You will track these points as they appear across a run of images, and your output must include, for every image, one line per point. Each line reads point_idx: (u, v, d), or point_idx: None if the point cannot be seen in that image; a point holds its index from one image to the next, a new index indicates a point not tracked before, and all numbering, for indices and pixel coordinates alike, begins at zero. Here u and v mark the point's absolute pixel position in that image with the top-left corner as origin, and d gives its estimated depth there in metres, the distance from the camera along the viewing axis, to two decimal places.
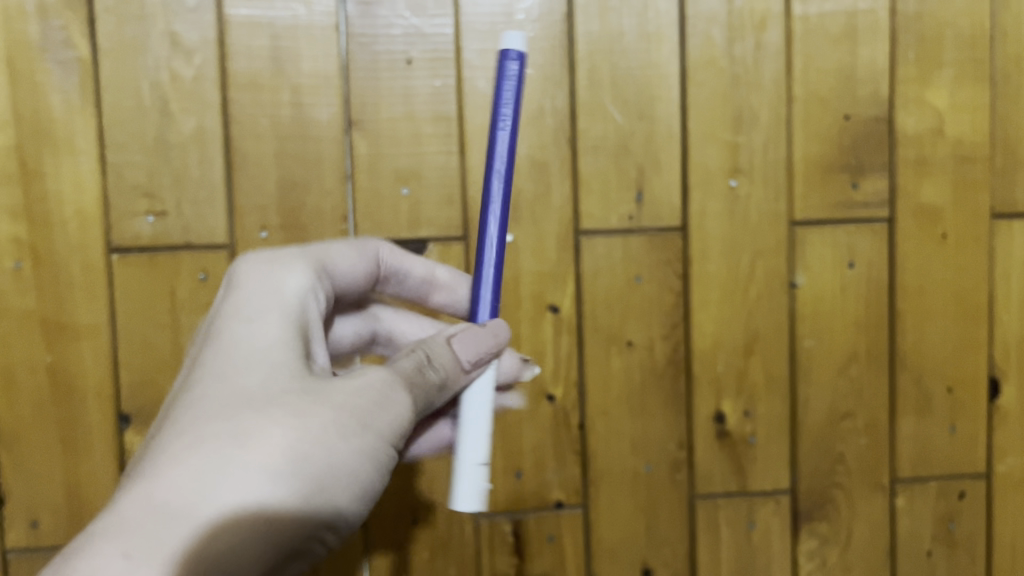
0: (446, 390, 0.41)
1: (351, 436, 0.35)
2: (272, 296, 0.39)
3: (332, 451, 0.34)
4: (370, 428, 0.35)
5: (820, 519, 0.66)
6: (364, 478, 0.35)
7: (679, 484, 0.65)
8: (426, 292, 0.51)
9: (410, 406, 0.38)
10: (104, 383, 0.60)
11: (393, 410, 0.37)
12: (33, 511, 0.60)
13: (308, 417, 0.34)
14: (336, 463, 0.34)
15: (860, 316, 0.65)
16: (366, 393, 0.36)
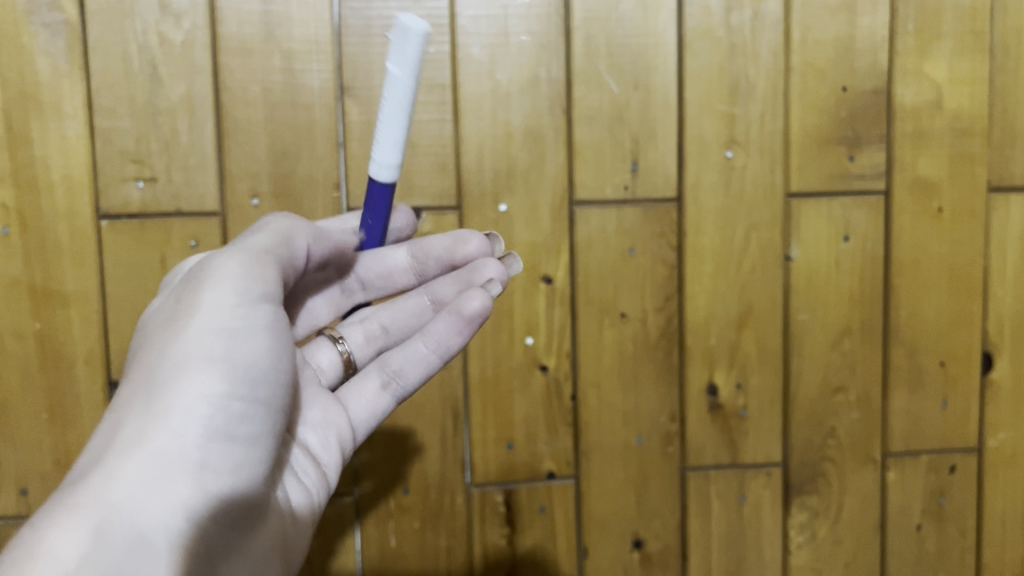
0: (292, 237, 0.42)
1: (188, 328, 0.38)
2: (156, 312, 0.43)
3: (180, 352, 0.37)
4: (199, 310, 0.38)
5: (811, 493, 0.67)
6: (224, 349, 0.38)
7: (671, 456, 0.65)
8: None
9: (243, 261, 0.39)
10: (94, 351, 0.60)
11: (221, 278, 0.39)
12: (23, 479, 0.60)
13: (149, 354, 0.37)
14: (186, 360, 0.37)
15: (854, 290, 0.65)
16: (191, 294, 0.39)
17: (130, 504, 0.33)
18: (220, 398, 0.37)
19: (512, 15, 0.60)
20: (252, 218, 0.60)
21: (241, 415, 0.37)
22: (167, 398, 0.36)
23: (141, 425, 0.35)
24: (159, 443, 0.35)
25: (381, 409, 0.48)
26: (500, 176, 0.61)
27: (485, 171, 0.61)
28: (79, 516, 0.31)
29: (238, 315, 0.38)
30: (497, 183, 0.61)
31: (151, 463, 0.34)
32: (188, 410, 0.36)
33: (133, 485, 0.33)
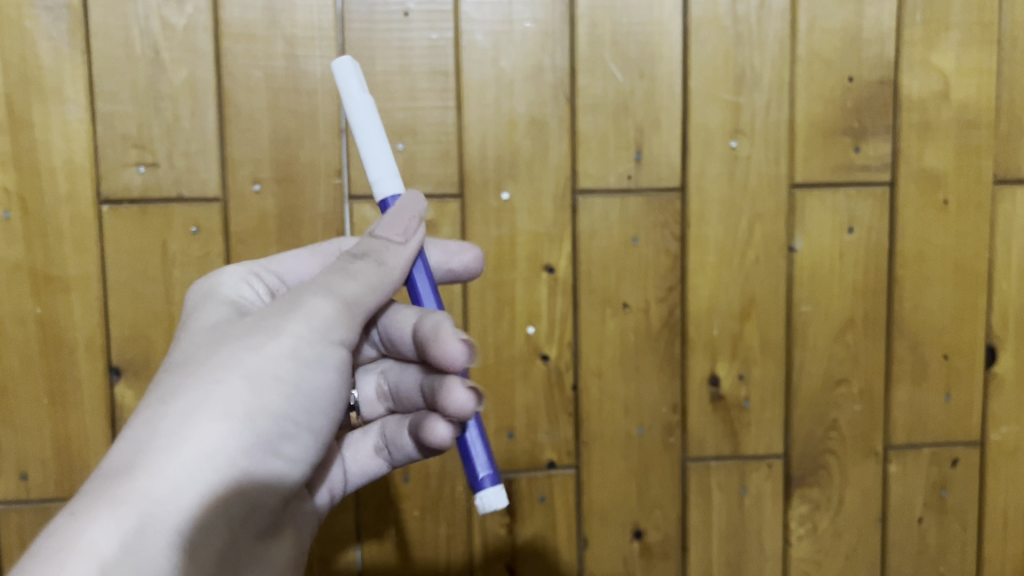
0: (391, 267, 0.41)
1: (262, 343, 0.37)
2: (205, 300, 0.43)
3: (248, 363, 0.36)
4: (280, 335, 0.37)
5: (812, 485, 0.66)
6: (293, 375, 0.37)
7: (672, 447, 0.65)
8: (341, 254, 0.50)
9: (327, 297, 0.39)
10: (94, 336, 0.60)
11: (303, 310, 0.38)
12: (23, 463, 0.60)
13: (218, 354, 0.37)
14: (252, 375, 0.36)
15: (858, 281, 0.65)
16: (274, 310, 0.39)
17: (172, 501, 0.32)
18: (273, 421, 0.36)
19: (516, 2, 0.59)
20: (253, 204, 0.59)
21: (288, 440, 0.37)
22: (231, 412, 0.35)
23: (202, 426, 0.34)
24: (214, 453, 0.34)
25: (373, 470, 0.49)
26: (502, 164, 0.61)
27: (488, 159, 0.60)
28: (131, 505, 0.31)
29: (317, 351, 0.38)
30: (499, 171, 0.61)
31: (206, 470, 0.34)
32: (245, 426, 0.35)
33: (182, 489, 0.33)
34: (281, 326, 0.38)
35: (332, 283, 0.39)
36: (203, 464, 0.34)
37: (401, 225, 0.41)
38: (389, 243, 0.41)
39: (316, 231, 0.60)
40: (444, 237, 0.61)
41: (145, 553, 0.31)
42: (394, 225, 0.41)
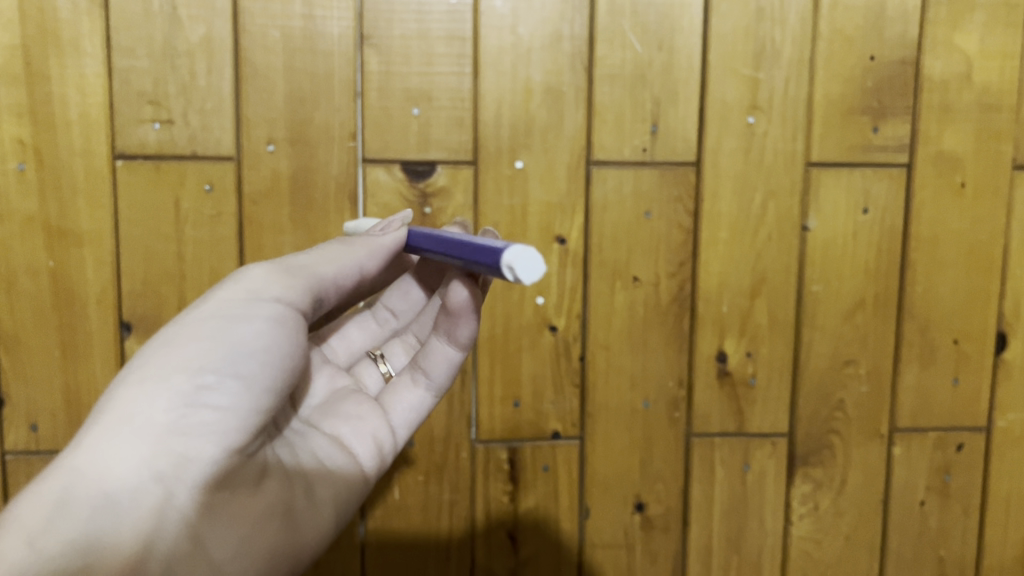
0: (355, 247, 0.44)
1: (189, 316, 0.39)
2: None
3: (173, 333, 0.38)
4: (206, 304, 0.40)
5: (815, 464, 0.66)
6: (218, 333, 0.38)
7: (677, 422, 0.65)
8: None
9: (263, 271, 0.41)
10: (106, 290, 0.60)
11: (234, 285, 0.41)
12: (32, 414, 0.60)
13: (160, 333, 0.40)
14: (174, 340, 0.38)
15: (870, 263, 0.64)
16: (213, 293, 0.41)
17: (92, 463, 0.35)
18: (195, 373, 0.37)
19: None
20: (267, 164, 0.59)
21: (217, 389, 0.37)
22: (150, 373, 0.37)
23: (121, 389, 0.37)
24: (130, 410, 0.36)
25: (419, 405, 0.48)
26: (518, 133, 0.60)
27: (503, 127, 0.60)
28: (55, 476, 0.35)
29: (243, 308, 0.39)
30: (514, 140, 0.60)
31: (117, 429, 0.35)
32: (163, 382, 0.37)
33: (100, 448, 0.35)
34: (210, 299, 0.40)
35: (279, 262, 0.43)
36: (115, 425, 0.36)
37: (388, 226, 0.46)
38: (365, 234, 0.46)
39: (329, 193, 0.60)
40: (458, 205, 0.61)
41: (67, 512, 0.34)
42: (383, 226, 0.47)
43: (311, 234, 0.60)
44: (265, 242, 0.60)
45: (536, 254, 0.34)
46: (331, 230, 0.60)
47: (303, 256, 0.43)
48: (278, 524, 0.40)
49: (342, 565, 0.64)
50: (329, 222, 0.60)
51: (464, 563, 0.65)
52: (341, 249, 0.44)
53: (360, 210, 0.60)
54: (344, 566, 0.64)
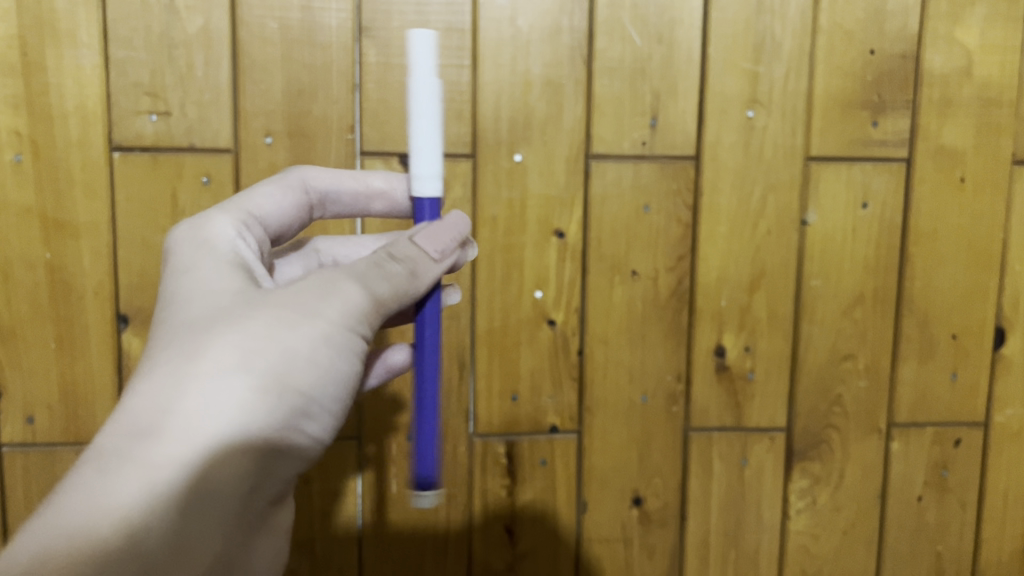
0: (422, 280, 0.41)
1: (301, 328, 0.36)
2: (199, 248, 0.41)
3: (284, 342, 0.36)
4: (311, 317, 0.37)
5: (813, 459, 0.66)
6: (328, 361, 0.37)
7: (675, 416, 0.65)
8: (365, 202, 0.52)
9: (361, 291, 0.38)
10: (103, 283, 0.60)
11: (341, 302, 0.38)
12: (29, 407, 0.60)
13: (251, 322, 0.36)
14: (282, 353, 0.35)
15: (869, 257, 0.64)
16: (305, 290, 0.38)
17: (200, 479, 0.32)
18: (303, 403, 0.36)
19: None
20: (265, 157, 0.59)
21: (315, 419, 0.37)
22: (262, 386, 0.35)
23: (228, 395, 0.34)
24: (238, 426, 0.34)
25: None
26: (516, 126, 0.60)
27: (502, 119, 0.60)
28: (157, 479, 0.31)
29: (344, 338, 0.37)
30: (513, 133, 0.60)
31: (240, 448, 0.33)
32: (279, 406, 0.35)
33: (210, 463, 0.33)
34: (310, 309, 0.37)
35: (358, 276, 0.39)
36: (234, 442, 0.33)
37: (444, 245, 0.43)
38: (429, 256, 0.42)
39: None
40: (456, 198, 0.61)
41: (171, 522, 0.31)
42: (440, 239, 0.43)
43: None
44: None
45: (435, 501, 0.47)
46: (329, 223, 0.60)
47: (378, 270, 0.40)
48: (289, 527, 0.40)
49: (340, 558, 0.64)
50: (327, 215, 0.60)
51: (461, 556, 0.65)
52: (408, 279, 0.41)
53: None
54: (341, 559, 0.64)
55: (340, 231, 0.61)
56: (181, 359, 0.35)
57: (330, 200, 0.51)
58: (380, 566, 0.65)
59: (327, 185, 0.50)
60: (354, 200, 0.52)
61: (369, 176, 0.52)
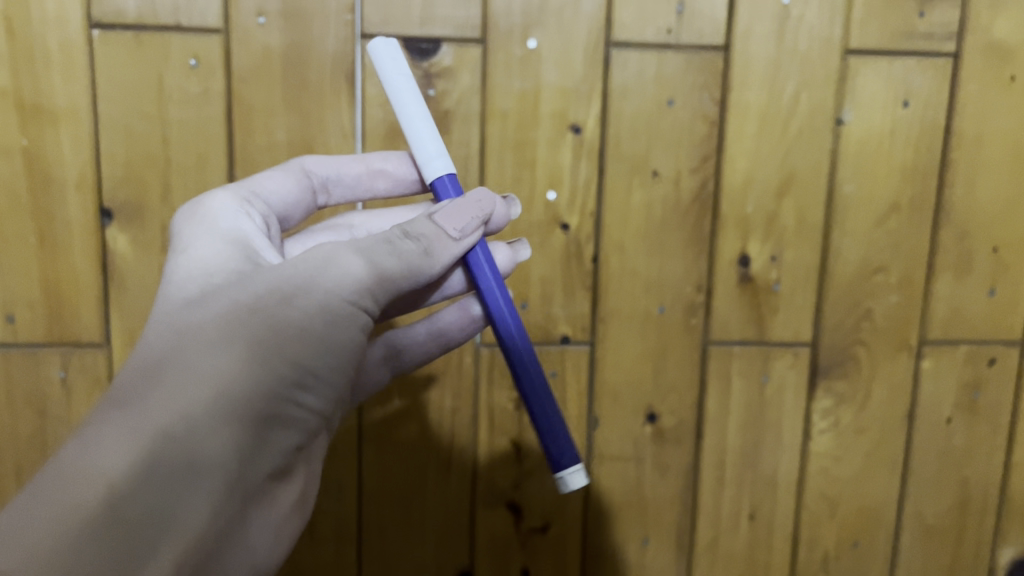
0: (434, 258, 0.42)
1: (295, 302, 0.38)
2: (206, 232, 0.43)
3: (276, 314, 0.37)
4: (311, 288, 0.39)
5: (839, 376, 0.63)
6: (322, 331, 0.38)
7: (694, 329, 0.61)
8: (369, 183, 0.52)
9: (362, 264, 0.40)
10: (85, 174, 0.56)
11: (334, 275, 0.39)
12: (10, 305, 0.57)
13: (243, 293, 0.38)
14: (275, 325, 0.37)
15: (908, 162, 0.60)
16: (306, 263, 0.40)
17: (189, 433, 0.33)
18: (296, 373, 0.37)
19: None
20: (257, 39, 0.54)
21: (310, 391, 0.38)
22: (253, 352, 0.36)
23: (218, 359, 0.35)
24: (229, 388, 0.35)
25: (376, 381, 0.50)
26: (531, 9, 0.55)
27: (516, 3, 0.55)
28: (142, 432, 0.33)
29: (340, 306, 0.39)
30: (527, 17, 0.55)
31: (229, 412, 0.34)
32: (269, 370, 0.36)
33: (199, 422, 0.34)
34: (310, 280, 0.39)
35: (358, 250, 0.41)
36: (222, 407, 0.34)
37: (461, 224, 0.44)
38: (444, 235, 0.43)
39: (324, 71, 0.55)
40: (464, 89, 0.56)
41: (157, 472, 0.32)
42: (458, 217, 0.44)
43: (306, 118, 0.56)
44: (255, 126, 0.56)
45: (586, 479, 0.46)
46: (326, 113, 0.56)
47: (384, 242, 0.41)
48: (291, 520, 0.40)
49: (339, 473, 0.61)
50: (324, 104, 0.56)
51: (465, 472, 0.62)
52: (417, 254, 0.42)
53: (359, 91, 0.56)
54: (339, 473, 0.61)
55: (338, 123, 0.56)
56: (169, 341, 0.36)
57: (335, 183, 0.52)
58: (378, 481, 0.61)
59: (330, 170, 0.51)
60: (358, 184, 0.52)
61: (370, 155, 0.52)
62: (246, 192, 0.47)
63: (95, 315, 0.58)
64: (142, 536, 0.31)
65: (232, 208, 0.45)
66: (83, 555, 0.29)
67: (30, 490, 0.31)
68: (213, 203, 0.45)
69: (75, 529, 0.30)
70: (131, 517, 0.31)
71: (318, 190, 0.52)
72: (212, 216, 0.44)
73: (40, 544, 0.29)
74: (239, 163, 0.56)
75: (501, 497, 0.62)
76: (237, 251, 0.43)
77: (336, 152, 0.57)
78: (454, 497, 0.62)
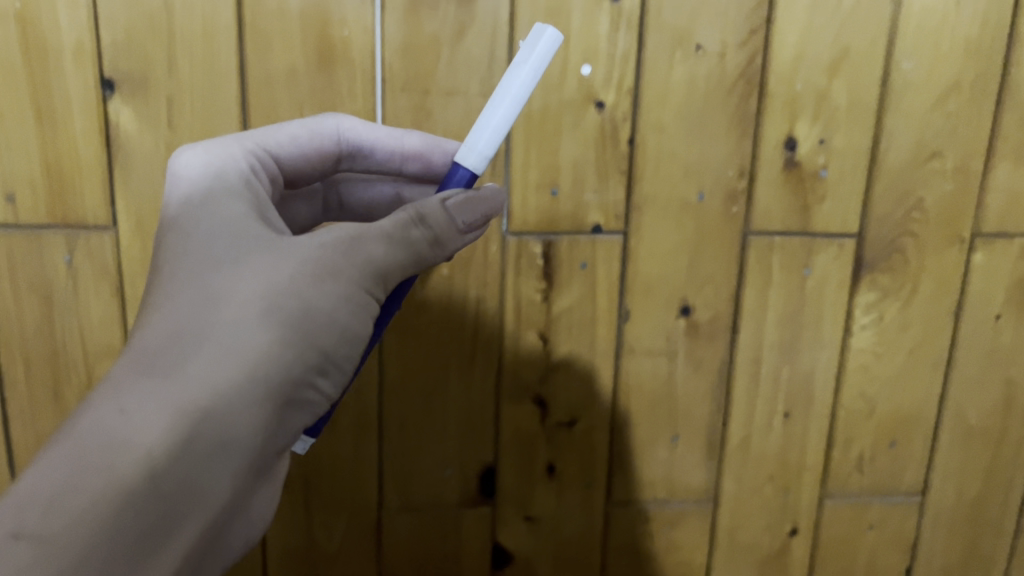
0: (443, 248, 0.41)
1: (324, 286, 0.37)
2: (220, 184, 0.41)
3: (306, 296, 0.37)
4: (338, 273, 0.38)
5: (884, 270, 0.59)
6: (344, 318, 0.38)
7: (734, 218, 0.57)
8: (398, 161, 0.51)
9: (383, 252, 0.39)
10: (84, 42, 0.52)
11: (361, 260, 0.38)
12: (8, 184, 0.53)
13: (271, 263, 0.37)
14: (304, 307, 0.37)
15: (972, 38, 0.55)
16: (331, 243, 0.38)
17: (221, 415, 0.34)
18: (317, 358, 0.37)
19: None
20: None
21: (326, 376, 0.39)
22: (283, 335, 0.36)
23: (248, 338, 0.35)
24: (258, 372, 0.35)
25: None
26: None
27: None
28: (176, 408, 0.33)
29: (358, 294, 0.38)
30: None
31: (259, 397, 0.35)
32: (295, 357, 0.36)
33: (230, 404, 0.34)
34: (333, 261, 0.38)
35: (374, 237, 0.39)
36: (250, 390, 0.35)
37: (468, 217, 0.41)
38: (454, 225, 0.41)
39: None
40: None
41: (189, 452, 0.33)
42: (468, 212, 0.41)
43: None
44: None
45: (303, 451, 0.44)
46: None
47: (399, 227, 0.39)
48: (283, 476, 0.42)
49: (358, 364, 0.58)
50: None
51: (490, 367, 0.59)
52: (425, 245, 0.40)
53: None
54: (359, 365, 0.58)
55: None
56: (200, 304, 0.36)
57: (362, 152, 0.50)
58: (400, 374, 0.58)
59: (359, 139, 0.49)
60: (387, 157, 0.51)
61: (408, 135, 0.50)
62: (256, 144, 0.45)
63: (99, 196, 0.54)
64: (168, 515, 0.33)
65: (241, 156, 0.43)
66: (120, 531, 0.31)
67: (64, 454, 0.32)
68: (229, 151, 0.43)
69: (113, 506, 0.31)
70: (158, 495, 0.32)
71: (342, 155, 0.50)
72: (223, 165, 0.42)
73: (81, 515, 0.31)
74: (249, 31, 0.52)
75: (527, 392, 0.60)
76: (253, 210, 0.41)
77: (354, 21, 0.52)
78: (478, 392, 0.60)
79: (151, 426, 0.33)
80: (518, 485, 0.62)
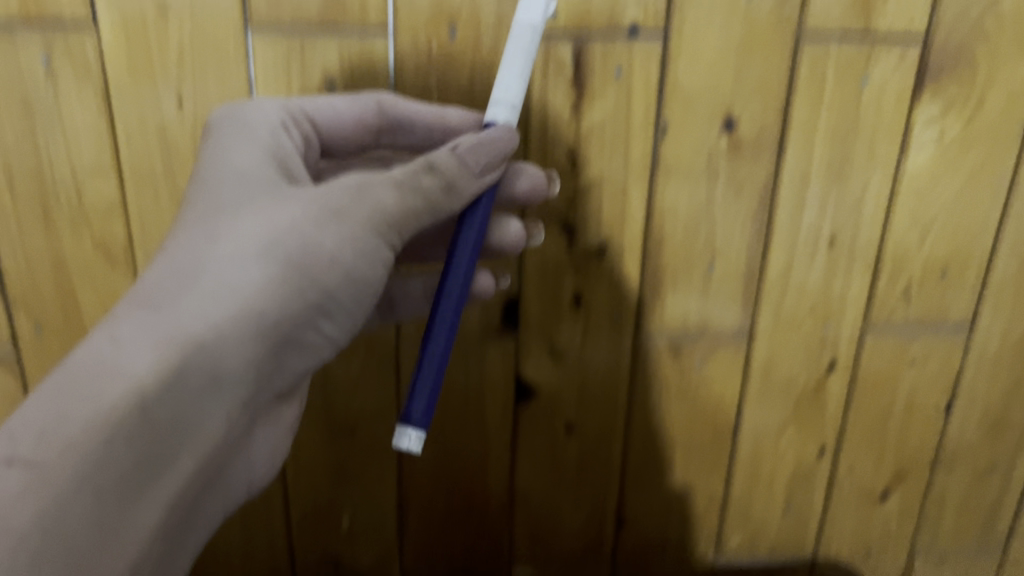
0: (456, 194, 0.41)
1: (324, 229, 0.39)
2: (246, 139, 0.43)
3: (305, 239, 0.39)
4: (341, 219, 0.39)
5: (949, 79, 0.54)
6: (346, 265, 0.39)
7: (787, 17, 0.51)
8: (439, 137, 0.49)
9: (391, 200, 0.40)
10: None
11: (369, 205, 0.40)
12: None
13: (275, 214, 0.39)
14: (302, 252, 0.38)
15: None
16: (337, 192, 0.40)
17: (213, 346, 0.35)
18: (315, 299, 0.39)
19: None
20: None
21: (327, 319, 0.40)
22: (279, 275, 0.38)
23: (244, 277, 0.37)
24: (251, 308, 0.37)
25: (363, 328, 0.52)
26: None
27: None
28: (168, 338, 0.35)
29: (364, 239, 0.40)
30: None
31: (250, 332, 0.36)
32: (290, 296, 0.38)
33: (223, 336, 0.36)
34: (337, 211, 0.39)
35: (382, 186, 0.40)
36: (242, 326, 0.36)
37: (482, 158, 0.42)
38: (470, 169, 0.42)
39: None
40: None
41: (179, 382, 0.34)
42: (481, 152, 0.42)
43: None
44: None
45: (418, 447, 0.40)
46: None
47: (408, 176, 0.41)
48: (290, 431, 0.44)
49: None
50: None
51: None
52: (438, 190, 0.41)
53: None
54: None
55: None
56: (203, 248, 0.38)
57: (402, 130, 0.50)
58: None
59: (403, 113, 0.48)
60: (427, 135, 0.49)
61: (448, 111, 0.49)
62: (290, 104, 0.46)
63: None
64: (158, 445, 0.34)
65: (276, 112, 0.46)
66: (109, 458, 0.32)
67: (61, 376, 0.33)
68: (265, 108, 0.45)
69: (103, 431, 0.32)
70: (149, 423, 0.34)
71: (383, 130, 0.50)
72: (252, 121, 0.45)
73: (72, 439, 0.32)
74: None
75: (553, 215, 0.55)
76: (274, 168, 0.43)
77: None
78: None
79: (144, 354, 0.34)
80: (542, 312, 0.58)
